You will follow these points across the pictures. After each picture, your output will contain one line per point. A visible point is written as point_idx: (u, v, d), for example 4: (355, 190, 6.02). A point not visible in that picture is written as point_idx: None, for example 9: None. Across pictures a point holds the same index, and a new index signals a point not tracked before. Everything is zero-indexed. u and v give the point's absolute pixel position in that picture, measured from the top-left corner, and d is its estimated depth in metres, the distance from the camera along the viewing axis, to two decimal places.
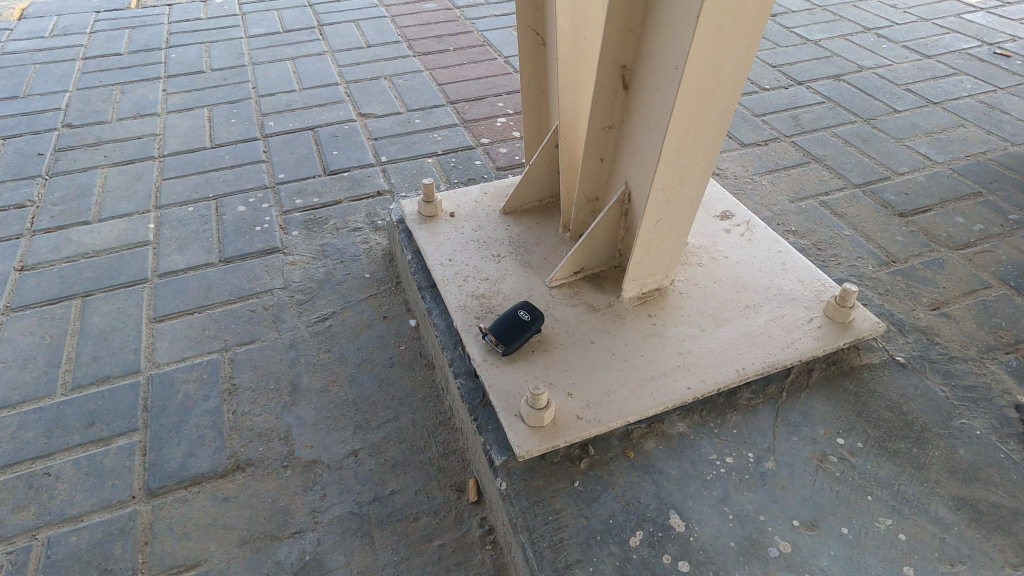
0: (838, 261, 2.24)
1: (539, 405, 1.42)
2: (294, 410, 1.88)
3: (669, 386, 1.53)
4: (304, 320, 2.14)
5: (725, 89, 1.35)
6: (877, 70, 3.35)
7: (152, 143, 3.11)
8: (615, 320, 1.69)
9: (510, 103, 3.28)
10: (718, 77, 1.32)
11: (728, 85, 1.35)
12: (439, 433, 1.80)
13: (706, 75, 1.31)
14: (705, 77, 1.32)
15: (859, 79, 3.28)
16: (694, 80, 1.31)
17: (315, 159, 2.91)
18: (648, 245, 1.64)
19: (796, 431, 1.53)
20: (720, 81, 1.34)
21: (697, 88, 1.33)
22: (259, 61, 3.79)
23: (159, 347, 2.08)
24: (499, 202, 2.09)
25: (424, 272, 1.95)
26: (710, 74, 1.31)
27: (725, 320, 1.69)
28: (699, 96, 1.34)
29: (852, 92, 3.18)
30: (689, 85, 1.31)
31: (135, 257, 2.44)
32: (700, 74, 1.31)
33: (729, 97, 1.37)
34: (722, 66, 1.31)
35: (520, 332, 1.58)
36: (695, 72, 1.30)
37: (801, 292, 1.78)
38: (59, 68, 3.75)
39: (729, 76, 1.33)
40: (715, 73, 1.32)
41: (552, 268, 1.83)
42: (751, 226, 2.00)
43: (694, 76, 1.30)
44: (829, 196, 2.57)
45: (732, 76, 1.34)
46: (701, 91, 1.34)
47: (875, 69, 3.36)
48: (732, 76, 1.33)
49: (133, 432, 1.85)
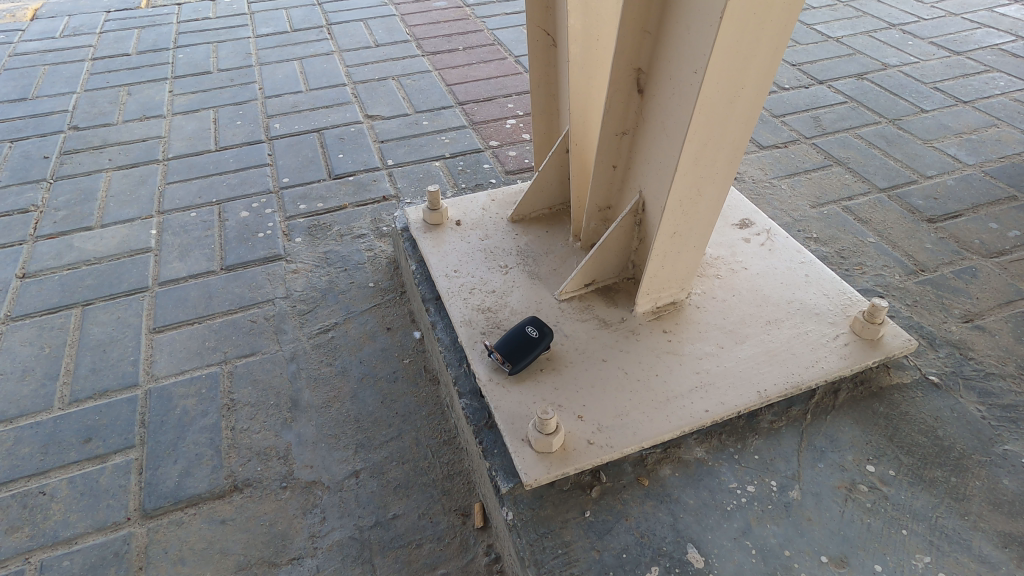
0: (863, 271, 2.13)
1: (547, 430, 1.33)
2: (294, 427, 1.80)
3: (685, 408, 1.44)
4: (306, 332, 2.07)
5: (747, 97, 1.26)
6: (903, 68, 3.22)
7: (157, 146, 3.05)
8: (629, 336, 1.60)
9: (521, 104, 3.20)
10: (741, 84, 1.23)
11: (752, 90, 1.25)
12: (443, 453, 1.72)
13: (728, 82, 1.22)
14: (727, 84, 1.23)
15: (883, 77, 3.16)
16: (715, 87, 1.22)
17: (320, 162, 2.85)
18: (664, 258, 1.55)
19: (822, 457, 1.43)
20: (742, 89, 1.24)
21: (718, 96, 1.24)
22: (266, 61, 3.73)
23: (158, 359, 2.02)
24: (507, 209, 2.01)
25: (429, 284, 1.87)
26: (732, 80, 1.22)
27: (745, 337, 1.60)
28: (718, 104, 1.25)
29: (876, 91, 3.06)
30: (709, 94, 1.23)
31: (136, 265, 2.38)
32: (721, 81, 1.21)
33: (751, 105, 1.28)
34: (746, 72, 1.22)
35: (527, 350, 1.50)
36: (715, 80, 1.21)
37: (827, 306, 1.68)
38: (67, 69, 3.71)
39: (752, 83, 1.24)
40: (737, 80, 1.22)
41: (563, 280, 1.75)
42: (771, 235, 1.91)
43: (714, 85, 1.21)
44: (852, 200, 2.46)
45: (756, 83, 1.24)
46: (722, 99, 1.25)
47: (901, 67, 3.23)
48: (756, 82, 1.24)
49: (130, 449, 1.79)
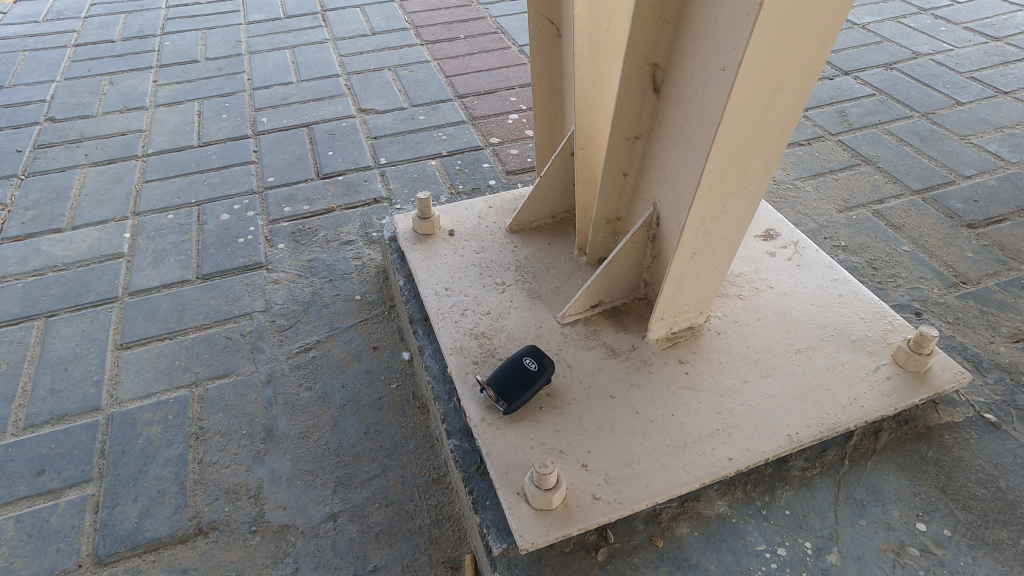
0: (897, 283, 1.93)
1: (546, 486, 1.15)
2: (267, 461, 1.63)
3: (705, 455, 1.26)
4: (285, 351, 1.89)
5: (785, 99, 1.05)
6: (935, 56, 3.00)
7: (136, 140, 2.84)
8: (640, 367, 1.41)
9: (524, 97, 2.99)
10: (779, 84, 1.03)
11: (791, 91, 1.05)
12: (432, 494, 1.54)
13: (764, 82, 1.02)
14: (764, 85, 1.02)
15: (914, 66, 2.93)
16: (749, 88, 1.01)
17: (308, 161, 2.65)
18: (682, 280, 1.35)
19: (863, 513, 1.25)
20: (780, 90, 1.04)
21: (752, 97, 1.03)
22: (257, 50, 3.52)
23: (123, 379, 1.83)
24: (505, 218, 1.82)
25: (418, 302, 1.69)
26: (770, 80, 1.01)
27: (773, 370, 1.40)
28: (752, 107, 1.05)
29: (906, 82, 2.84)
30: (742, 95, 1.02)
31: (106, 272, 2.17)
32: (757, 81, 1.01)
33: (789, 109, 1.07)
34: (786, 70, 1.01)
35: (525, 385, 1.32)
36: (749, 78, 1.00)
37: (865, 333, 1.48)
38: (48, 55, 3.51)
39: (792, 82, 1.03)
40: (775, 80, 1.02)
41: (566, 300, 1.56)
42: (799, 248, 1.70)
43: (748, 84, 1.01)
44: (883, 204, 2.25)
45: (796, 84, 1.04)
46: (756, 101, 1.04)
47: (934, 55, 3.01)
48: (797, 82, 1.03)
49: (86, 483, 1.61)
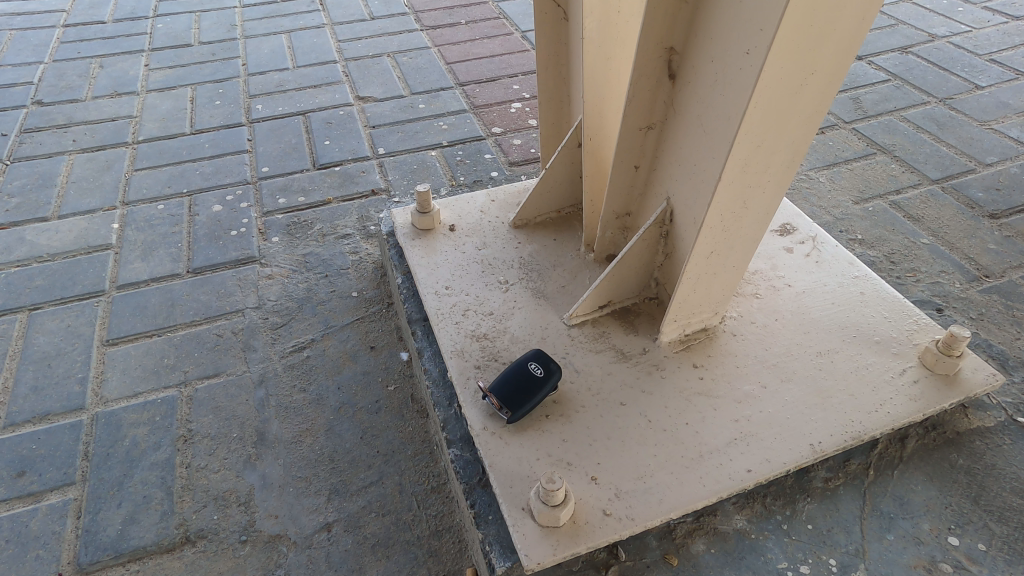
0: (917, 278, 1.85)
1: (553, 502, 1.07)
2: (258, 466, 1.55)
3: (722, 467, 1.18)
4: (278, 350, 1.81)
5: (817, 85, 0.95)
6: (953, 38, 2.90)
7: (127, 126, 2.75)
8: (652, 371, 1.33)
9: (527, 85, 2.90)
10: (810, 67, 0.93)
11: (824, 76, 0.95)
12: (431, 503, 1.47)
13: (795, 66, 0.92)
14: (795, 70, 0.92)
15: (930, 49, 2.83)
16: (778, 73, 0.92)
17: (303, 151, 2.56)
18: (698, 280, 1.26)
19: (891, 527, 1.17)
20: (811, 74, 0.94)
21: (781, 84, 0.93)
22: (252, 34, 3.42)
23: (109, 378, 1.76)
24: (509, 212, 1.74)
25: (416, 302, 1.61)
26: (801, 65, 0.92)
27: (792, 374, 1.32)
28: (780, 94, 0.95)
29: (922, 66, 2.74)
30: (770, 82, 0.93)
31: (92, 264, 2.09)
32: (788, 64, 0.91)
33: (821, 95, 0.97)
34: (819, 52, 0.91)
35: (530, 393, 1.24)
36: (779, 61, 0.90)
37: (889, 333, 1.40)
38: (36, 36, 3.41)
39: (824, 65, 0.93)
40: (808, 63, 0.92)
41: (573, 299, 1.48)
42: (818, 244, 1.62)
43: (778, 69, 0.91)
44: (901, 194, 2.16)
45: (828, 69, 0.94)
46: (785, 88, 0.94)
47: (951, 37, 2.91)
48: (830, 65, 0.93)
49: (69, 487, 1.53)
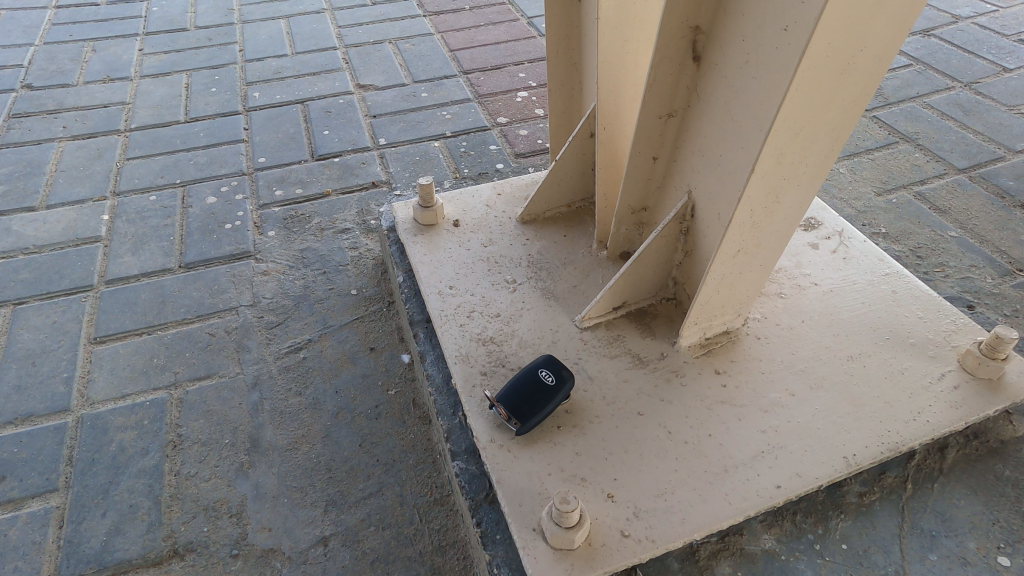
0: (946, 274, 1.75)
1: (567, 523, 0.98)
2: (251, 475, 1.46)
3: (749, 483, 1.09)
4: (273, 351, 1.72)
5: (865, 63, 0.86)
6: (977, 19, 2.79)
7: (119, 113, 2.65)
8: (671, 378, 1.24)
9: (534, 73, 2.80)
10: (860, 44, 0.83)
11: (874, 53, 0.85)
12: (434, 517, 1.38)
13: (844, 42, 0.82)
14: (843, 47, 0.82)
15: (954, 32, 2.72)
16: (825, 50, 0.82)
17: (301, 141, 2.47)
18: (722, 281, 1.17)
19: (934, 546, 1.08)
20: (860, 52, 0.84)
21: (827, 62, 0.84)
22: (250, 19, 3.32)
23: (96, 378, 1.67)
24: (516, 207, 1.64)
25: (418, 302, 1.52)
26: (850, 41, 0.82)
27: (822, 381, 1.23)
28: (825, 74, 0.85)
29: (946, 49, 2.62)
30: (816, 61, 0.83)
31: (81, 256, 2.00)
32: (836, 40, 0.81)
33: (869, 75, 0.87)
34: (871, 27, 0.81)
35: (541, 402, 1.15)
36: (827, 36, 0.80)
37: (925, 335, 1.31)
38: (27, 17, 3.31)
39: (875, 41, 0.83)
40: (858, 38, 0.82)
41: (585, 300, 1.39)
42: (845, 239, 1.52)
43: (825, 45, 0.81)
44: (926, 184, 2.05)
45: (879, 45, 0.84)
46: (831, 67, 0.85)
47: (976, 18, 2.80)
48: (882, 40, 0.83)
49: (51, 494, 1.45)
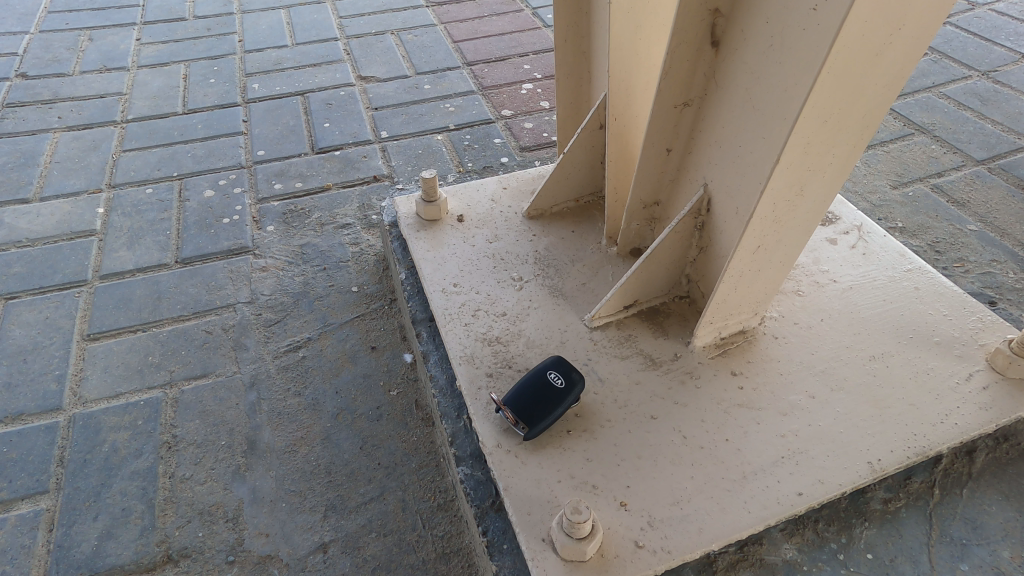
0: (966, 269, 1.69)
1: (579, 534, 0.93)
2: (248, 478, 1.41)
3: (770, 490, 1.04)
4: (272, 349, 1.67)
5: (902, 43, 0.80)
6: (994, 7, 2.72)
7: (116, 104, 2.60)
8: (685, 379, 1.19)
9: (539, 65, 2.74)
10: (898, 23, 0.77)
11: (913, 32, 0.79)
12: (437, 523, 1.33)
13: (882, 21, 0.76)
14: (880, 26, 0.76)
15: (971, 20, 2.65)
16: (861, 30, 0.76)
17: (301, 133, 2.41)
18: (741, 278, 1.12)
19: (965, 556, 1.03)
20: (897, 32, 0.78)
21: (862, 43, 0.78)
22: (250, 9, 3.26)
23: (89, 376, 1.62)
24: (522, 201, 1.59)
25: (421, 300, 1.47)
26: (888, 20, 0.76)
27: (844, 382, 1.18)
28: (860, 56, 0.79)
29: (963, 37, 2.56)
30: (850, 42, 0.77)
31: (75, 250, 1.95)
32: (873, 20, 0.75)
33: (905, 57, 0.82)
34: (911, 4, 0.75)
35: (550, 406, 1.10)
36: (863, 15, 0.75)
37: (950, 334, 1.25)
38: (23, 6, 3.25)
39: (915, 20, 0.78)
40: (897, 16, 0.76)
41: (594, 298, 1.33)
42: (864, 234, 1.46)
43: (862, 25, 0.75)
44: (943, 177, 1.99)
45: (919, 24, 0.78)
46: (865, 49, 0.79)
47: (992, 6, 2.73)
48: (921, 18, 0.78)
49: (41, 496, 1.40)
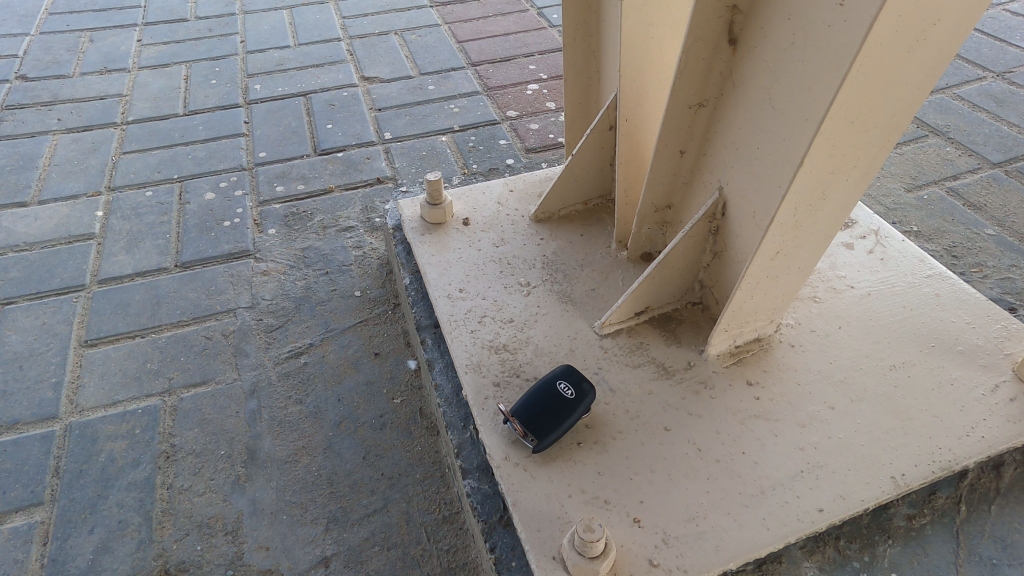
0: (985, 274, 1.65)
1: (591, 553, 0.89)
2: (248, 489, 1.38)
3: (789, 506, 0.99)
4: (273, 355, 1.63)
5: (937, 39, 0.76)
6: (1007, 7, 2.68)
7: (116, 105, 2.57)
8: (699, 389, 1.15)
9: (544, 65, 2.70)
10: (933, 19, 0.73)
11: (948, 28, 0.75)
12: (442, 536, 1.29)
13: (917, 16, 0.72)
14: (915, 22, 0.72)
15: (984, 20, 2.61)
16: (895, 25, 0.72)
17: (303, 135, 2.38)
18: (758, 285, 1.08)
19: None
20: (932, 28, 0.74)
21: (895, 40, 0.74)
22: (252, 9, 3.23)
23: (86, 383, 1.58)
24: (529, 204, 1.55)
25: (426, 305, 1.43)
26: (923, 15, 0.72)
27: (864, 393, 1.13)
28: (892, 54, 0.75)
29: (976, 38, 2.51)
30: (882, 38, 0.73)
31: (73, 254, 1.92)
32: (908, 15, 0.71)
33: (938, 54, 0.78)
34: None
35: (560, 417, 1.06)
36: (898, 10, 0.70)
37: (974, 342, 1.21)
38: (23, 8, 3.22)
39: (951, 15, 0.73)
40: (932, 11, 0.72)
41: (604, 305, 1.29)
42: (882, 238, 1.42)
43: (895, 22, 0.72)
44: (958, 180, 1.95)
45: (954, 20, 0.74)
46: (898, 46, 0.75)
47: (1005, 6, 2.69)
48: (957, 13, 0.73)
49: (35, 508, 1.36)
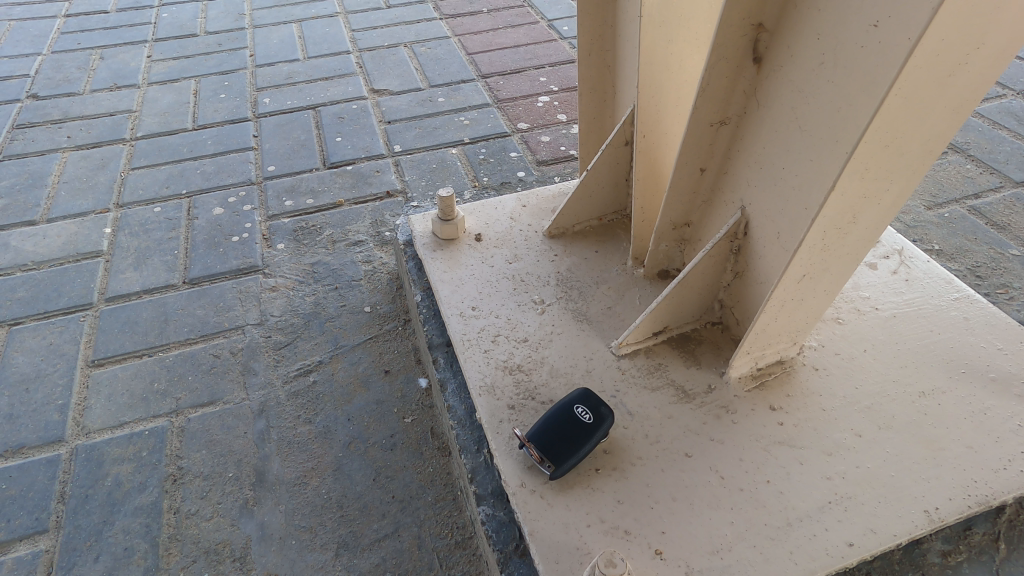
0: (1010, 296, 1.61)
1: None
2: (256, 513, 1.35)
3: (818, 539, 0.95)
4: (281, 374, 1.60)
5: (978, 64, 0.72)
6: None
7: (125, 121, 2.56)
8: (721, 414, 1.11)
9: (555, 78, 2.67)
10: (976, 43, 0.70)
11: (991, 52, 0.71)
12: (455, 562, 1.26)
13: (959, 39, 0.69)
14: (957, 45, 0.69)
15: None
16: (936, 49, 0.69)
17: (313, 147, 2.36)
18: (782, 307, 1.04)
19: None
20: (974, 52, 0.71)
21: (935, 64, 0.71)
22: (261, 24, 3.22)
23: (92, 405, 1.56)
24: (543, 220, 1.52)
25: (438, 324, 1.40)
26: (966, 39, 0.69)
27: (892, 420, 1.10)
28: (931, 77, 0.72)
29: None
30: (922, 62, 0.70)
31: (80, 273, 1.90)
32: (951, 39, 0.68)
33: (979, 78, 0.74)
34: (992, 22, 0.68)
35: (577, 443, 1.02)
36: (940, 34, 0.67)
37: (1006, 370, 1.17)
38: (35, 26, 3.23)
39: (995, 39, 0.70)
40: (976, 34, 0.69)
41: (621, 324, 1.26)
42: (906, 258, 1.38)
43: (937, 45, 0.68)
44: (980, 198, 1.91)
45: (997, 44, 0.71)
46: (938, 69, 0.71)
47: None
48: (1001, 37, 0.70)
49: (40, 535, 1.34)
